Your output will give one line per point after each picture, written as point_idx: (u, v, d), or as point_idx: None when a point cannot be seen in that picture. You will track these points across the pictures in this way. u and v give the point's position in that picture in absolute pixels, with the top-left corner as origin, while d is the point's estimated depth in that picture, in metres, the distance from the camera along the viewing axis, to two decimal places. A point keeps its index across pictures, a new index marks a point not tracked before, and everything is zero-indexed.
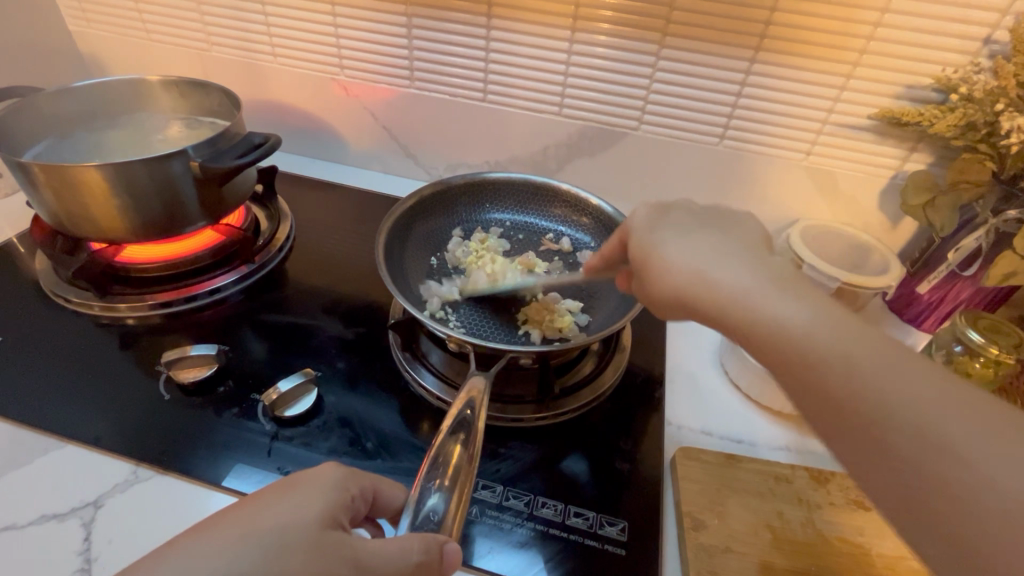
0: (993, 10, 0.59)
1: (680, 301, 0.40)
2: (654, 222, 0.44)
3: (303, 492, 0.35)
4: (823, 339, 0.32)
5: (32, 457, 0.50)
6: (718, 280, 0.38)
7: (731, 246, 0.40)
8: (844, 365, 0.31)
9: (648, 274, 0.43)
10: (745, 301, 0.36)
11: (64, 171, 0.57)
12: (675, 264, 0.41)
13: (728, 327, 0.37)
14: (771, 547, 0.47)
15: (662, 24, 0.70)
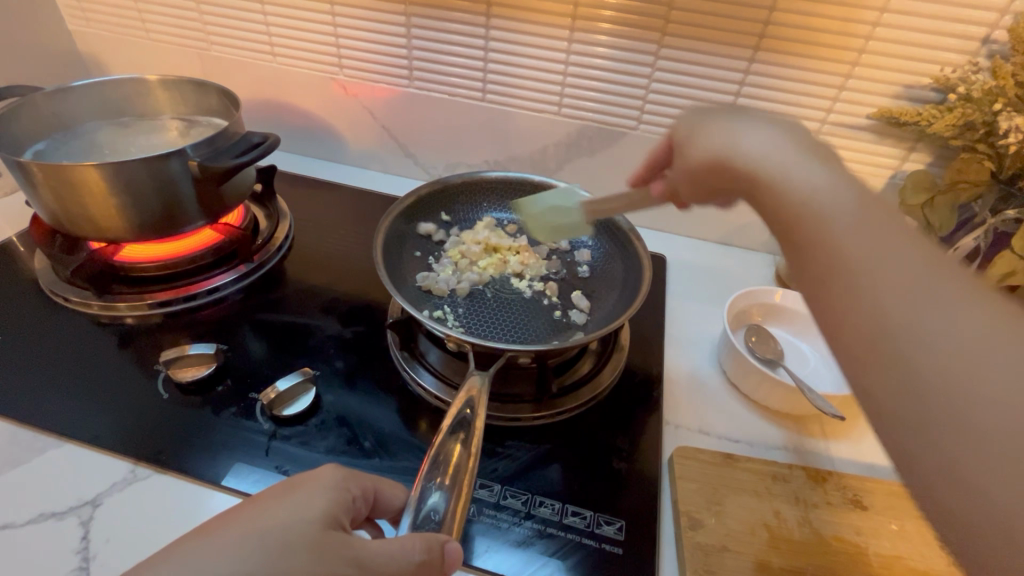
0: (992, 10, 0.59)
1: (712, 172, 0.43)
2: (698, 116, 0.45)
3: (304, 492, 0.35)
4: (845, 221, 0.32)
5: (30, 456, 0.50)
6: (795, 172, 0.36)
7: (767, 125, 0.40)
8: (850, 269, 0.31)
9: (687, 159, 0.45)
10: (805, 191, 0.35)
11: (63, 171, 0.57)
12: (708, 143, 0.42)
13: (782, 229, 0.36)
14: (768, 545, 0.47)
15: (661, 23, 0.70)
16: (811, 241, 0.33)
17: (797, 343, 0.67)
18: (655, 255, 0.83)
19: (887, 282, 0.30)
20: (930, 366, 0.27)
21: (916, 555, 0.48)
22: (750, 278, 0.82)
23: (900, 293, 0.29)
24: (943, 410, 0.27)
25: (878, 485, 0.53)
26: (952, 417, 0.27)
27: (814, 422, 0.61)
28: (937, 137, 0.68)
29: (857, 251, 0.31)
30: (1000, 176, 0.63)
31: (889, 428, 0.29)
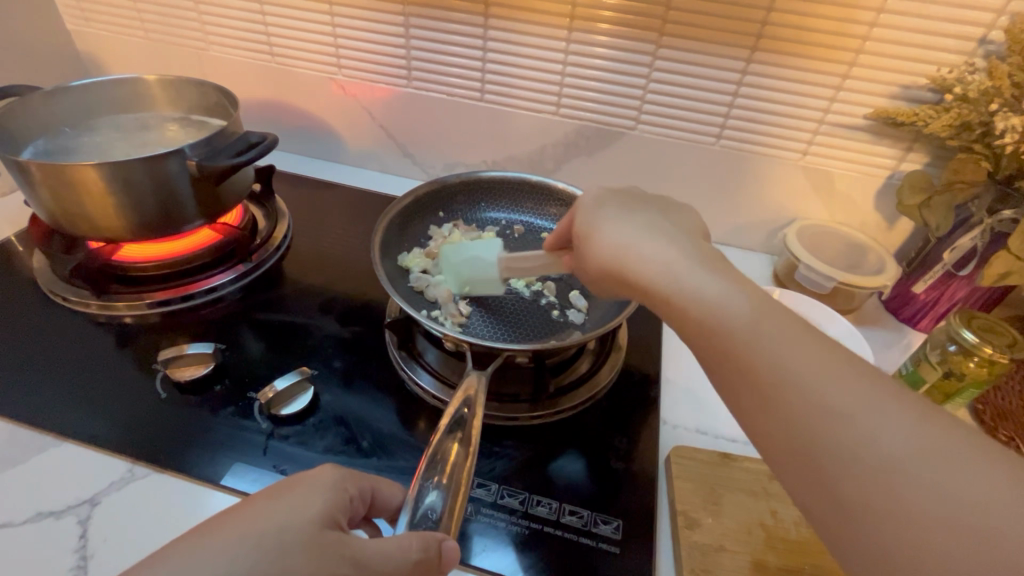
0: (988, 10, 0.60)
1: (609, 274, 0.46)
2: (598, 207, 0.48)
3: (302, 491, 0.35)
4: (766, 335, 0.35)
5: (28, 455, 0.51)
6: (683, 283, 0.39)
7: (659, 226, 0.44)
8: (798, 399, 0.33)
9: (588, 249, 0.47)
10: (703, 302, 0.38)
11: (61, 170, 0.57)
12: (606, 241, 0.45)
13: (703, 336, 0.37)
14: (764, 545, 0.47)
15: (659, 23, 0.70)
16: (742, 358, 0.35)
17: None
18: None
19: (826, 398, 0.32)
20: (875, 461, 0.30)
21: None
22: None
23: (839, 406, 0.31)
24: (871, 483, 0.30)
25: None
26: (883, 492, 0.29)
27: None
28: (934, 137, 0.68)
29: (789, 368, 0.33)
30: (997, 177, 0.62)
31: (839, 541, 0.31)
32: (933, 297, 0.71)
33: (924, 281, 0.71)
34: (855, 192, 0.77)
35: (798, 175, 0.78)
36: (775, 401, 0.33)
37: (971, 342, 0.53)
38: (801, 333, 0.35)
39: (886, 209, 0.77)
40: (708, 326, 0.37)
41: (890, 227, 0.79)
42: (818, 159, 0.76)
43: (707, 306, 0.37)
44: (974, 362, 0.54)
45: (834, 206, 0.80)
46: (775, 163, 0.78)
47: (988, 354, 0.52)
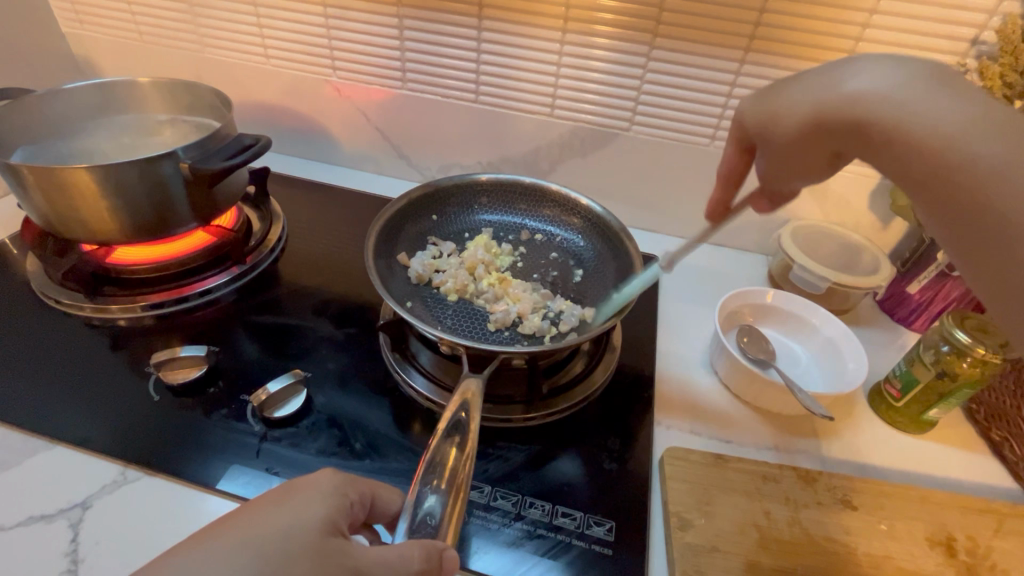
0: (980, 11, 0.60)
1: (770, 132, 0.42)
2: (769, 96, 0.43)
3: (304, 495, 0.35)
4: (985, 149, 0.32)
5: (21, 459, 0.50)
6: (895, 93, 0.36)
7: (893, 66, 0.37)
8: (985, 186, 0.32)
9: (772, 136, 0.42)
10: (899, 103, 0.35)
11: (53, 173, 0.57)
12: (804, 101, 0.40)
13: (924, 168, 0.35)
14: (758, 546, 0.47)
15: (653, 25, 0.70)
16: (929, 158, 0.34)
17: (788, 343, 0.67)
18: (648, 256, 0.84)
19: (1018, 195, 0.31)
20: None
21: (905, 555, 0.48)
22: (742, 278, 0.82)
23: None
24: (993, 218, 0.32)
25: (867, 484, 0.53)
26: (1006, 220, 0.31)
27: (805, 422, 0.61)
28: None
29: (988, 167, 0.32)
30: None
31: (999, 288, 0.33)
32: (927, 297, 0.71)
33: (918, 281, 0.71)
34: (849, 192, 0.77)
35: None
36: (997, 216, 0.32)
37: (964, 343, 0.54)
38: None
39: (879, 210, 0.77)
40: (896, 129, 0.36)
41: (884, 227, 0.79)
42: None
43: (928, 125, 0.34)
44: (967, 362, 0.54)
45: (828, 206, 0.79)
46: None
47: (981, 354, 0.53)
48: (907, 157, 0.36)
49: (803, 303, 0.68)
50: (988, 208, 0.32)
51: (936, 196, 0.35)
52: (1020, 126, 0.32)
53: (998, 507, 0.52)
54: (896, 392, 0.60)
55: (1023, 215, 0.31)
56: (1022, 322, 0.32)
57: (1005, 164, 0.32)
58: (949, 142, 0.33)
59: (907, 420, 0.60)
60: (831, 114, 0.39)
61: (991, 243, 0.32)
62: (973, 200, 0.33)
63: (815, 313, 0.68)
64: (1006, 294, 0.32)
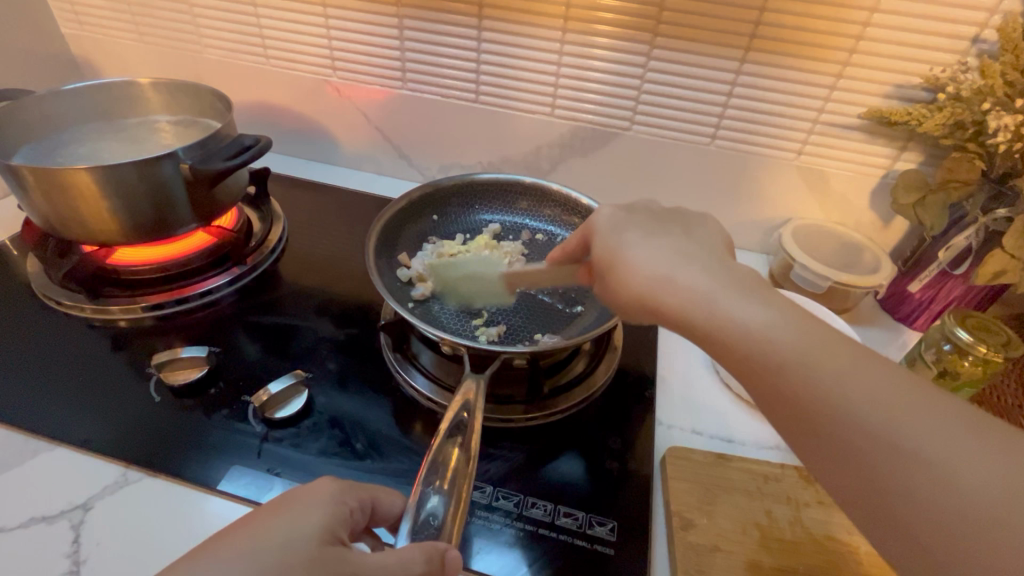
0: (981, 9, 0.60)
1: (637, 306, 0.42)
2: (618, 227, 0.46)
3: (302, 503, 0.36)
4: (833, 372, 0.33)
5: (22, 460, 0.50)
6: (669, 292, 0.40)
7: (696, 253, 0.42)
8: (794, 373, 0.34)
9: (614, 282, 0.44)
10: (711, 301, 0.38)
11: (54, 174, 0.57)
12: (634, 270, 0.42)
13: (746, 371, 0.36)
14: (759, 545, 0.47)
15: (653, 25, 0.70)
16: (756, 367, 0.35)
17: None
18: None
19: (855, 407, 0.32)
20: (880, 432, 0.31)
21: None
22: None
23: (875, 411, 0.31)
24: (833, 435, 0.32)
25: None
26: (849, 430, 0.32)
27: None
28: (928, 136, 0.68)
29: (820, 378, 0.33)
30: (991, 175, 0.63)
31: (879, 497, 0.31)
32: (928, 296, 0.72)
33: (919, 280, 0.72)
34: (850, 191, 0.77)
35: (793, 174, 0.78)
36: (836, 433, 0.32)
37: (965, 342, 0.56)
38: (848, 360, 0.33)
39: (880, 209, 0.77)
40: (706, 307, 0.38)
41: (885, 226, 0.79)
42: (813, 158, 0.76)
43: (737, 332, 0.36)
44: (968, 361, 0.57)
45: (829, 206, 0.80)
46: (770, 162, 0.78)
47: (982, 353, 0.55)
48: (727, 356, 0.37)
49: (803, 302, 0.68)
50: (832, 417, 0.32)
51: (792, 423, 0.34)
52: (827, 346, 0.34)
53: None
54: None
55: (845, 399, 0.32)
56: (828, 475, 0.33)
57: (801, 352, 0.34)
58: (782, 347, 0.35)
59: None
60: (655, 303, 0.41)
61: (808, 417, 0.33)
62: (781, 382, 0.34)
63: (817, 312, 0.67)
64: (817, 452, 0.33)
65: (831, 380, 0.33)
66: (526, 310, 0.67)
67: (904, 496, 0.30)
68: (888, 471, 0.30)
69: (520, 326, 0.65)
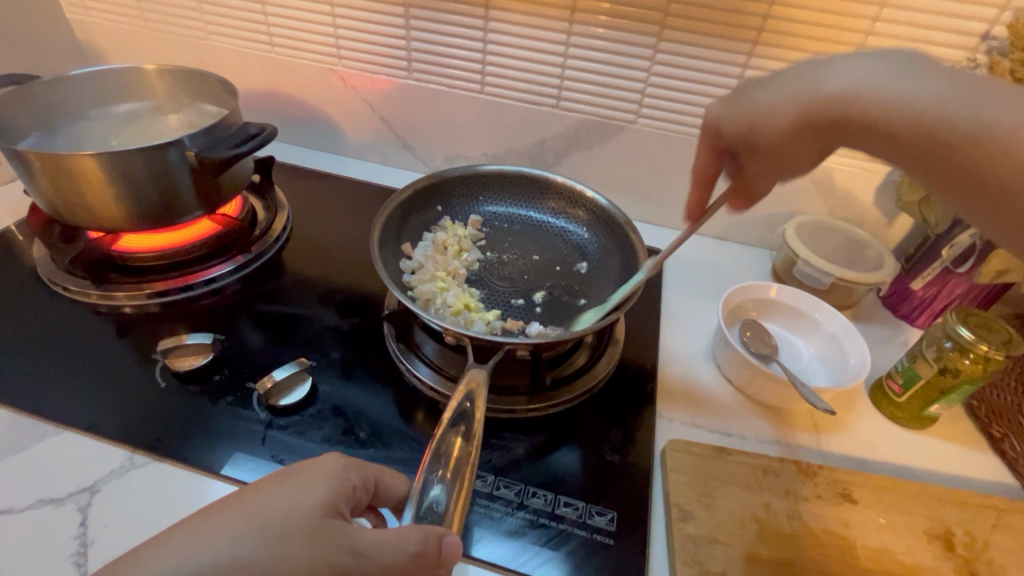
0: (991, 6, 0.59)
1: (816, 123, 0.42)
2: (733, 98, 0.46)
3: (307, 474, 0.36)
4: (962, 103, 0.36)
5: (29, 443, 0.51)
6: (801, 91, 0.42)
7: (825, 61, 0.42)
8: (954, 128, 0.36)
9: (754, 120, 0.44)
10: (872, 86, 0.39)
11: (61, 160, 0.57)
12: (776, 98, 0.43)
13: (936, 149, 0.37)
14: (757, 537, 0.48)
15: (660, 17, 0.70)
16: (902, 123, 0.38)
17: (790, 337, 0.68)
18: (652, 250, 0.83)
19: (996, 129, 0.35)
20: (1013, 169, 0.35)
21: (904, 548, 0.49)
22: (747, 272, 0.82)
23: (1012, 133, 0.34)
24: (991, 152, 0.35)
25: (867, 478, 0.53)
26: (1007, 155, 0.35)
27: (806, 417, 0.61)
28: None
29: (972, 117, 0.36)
30: None
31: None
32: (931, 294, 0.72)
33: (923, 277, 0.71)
34: (855, 188, 0.77)
35: None
36: (991, 160, 0.35)
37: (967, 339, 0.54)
38: (996, 93, 0.36)
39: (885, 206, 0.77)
40: (860, 117, 0.40)
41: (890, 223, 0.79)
42: None
43: (904, 115, 0.38)
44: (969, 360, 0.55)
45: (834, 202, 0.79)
46: None
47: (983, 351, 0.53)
48: (899, 137, 0.38)
49: (807, 297, 0.68)
50: (982, 142, 0.35)
51: (956, 174, 0.37)
52: (956, 77, 0.38)
53: (995, 502, 0.53)
54: (898, 388, 0.61)
55: (990, 122, 0.35)
56: (988, 209, 0.37)
57: (936, 100, 0.37)
58: (914, 115, 0.37)
59: (908, 415, 0.61)
60: (816, 105, 0.41)
61: (961, 169, 0.37)
62: (950, 150, 0.37)
63: (820, 308, 0.68)
64: (979, 200, 0.37)
65: (973, 125, 0.36)
66: (528, 303, 0.67)
67: None
68: None
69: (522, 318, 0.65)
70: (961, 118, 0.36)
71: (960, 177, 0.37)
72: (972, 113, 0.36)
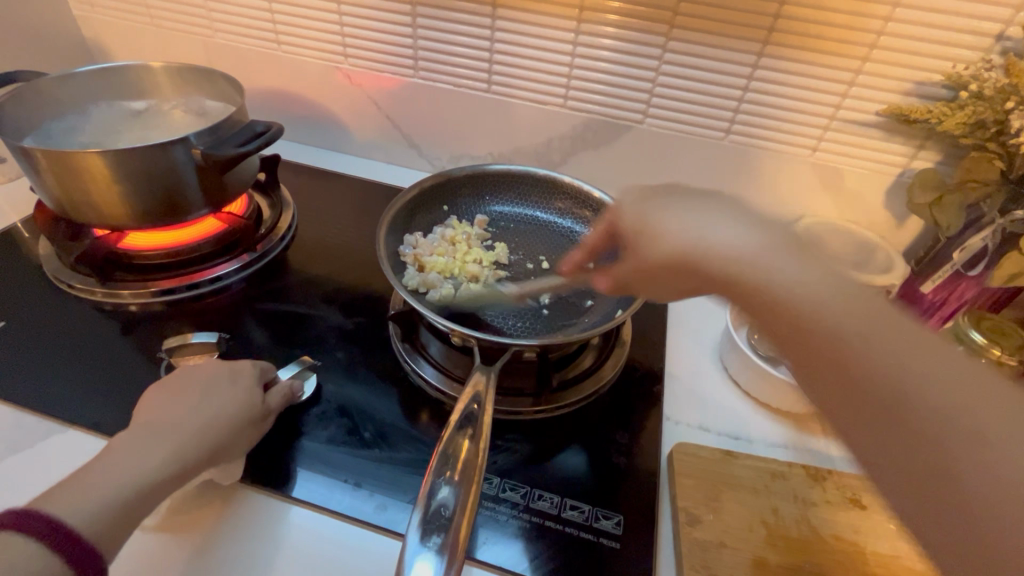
0: (1006, 6, 0.58)
1: (686, 267, 0.44)
2: (642, 203, 0.47)
3: (219, 387, 0.51)
4: (841, 312, 0.36)
5: (35, 440, 0.51)
6: (708, 241, 0.42)
7: (715, 204, 0.44)
8: (826, 326, 0.36)
9: (641, 254, 0.46)
10: (738, 257, 0.41)
11: (66, 157, 0.57)
12: (672, 236, 0.44)
13: (790, 322, 0.38)
14: (765, 543, 0.47)
15: (669, 16, 0.69)
16: (800, 326, 0.38)
17: None
18: None
19: (872, 351, 0.35)
20: (924, 407, 0.33)
21: (913, 555, 0.48)
22: None
23: (919, 374, 0.33)
24: (892, 391, 0.34)
25: None
26: (900, 394, 0.33)
27: (814, 420, 0.61)
28: (946, 134, 0.67)
29: (838, 323, 0.36)
30: (1010, 175, 0.62)
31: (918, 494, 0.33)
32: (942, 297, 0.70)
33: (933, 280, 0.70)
34: (864, 189, 0.76)
35: (809, 171, 0.77)
36: (872, 410, 0.34)
37: (978, 343, 0.56)
38: (886, 324, 0.35)
39: (895, 208, 0.77)
40: (757, 281, 0.40)
41: (899, 226, 0.78)
42: (828, 155, 0.75)
43: (782, 282, 0.39)
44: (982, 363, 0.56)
45: (844, 203, 0.79)
46: (784, 158, 0.77)
47: (996, 356, 0.55)
48: (777, 310, 0.39)
49: None
50: (848, 366, 0.35)
51: (838, 375, 0.36)
52: (825, 270, 0.39)
53: None
54: None
55: (899, 368, 0.34)
56: (847, 424, 0.36)
57: (799, 285, 0.38)
58: (797, 301, 0.38)
59: None
60: (699, 259, 0.43)
61: (843, 376, 0.36)
62: (849, 362, 0.35)
63: None
64: (824, 367, 0.37)
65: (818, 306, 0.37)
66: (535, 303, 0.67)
67: (942, 455, 0.32)
68: (907, 379, 0.33)
69: (528, 318, 0.65)
70: (876, 371, 0.34)
71: (841, 393, 0.36)
72: (892, 377, 0.34)
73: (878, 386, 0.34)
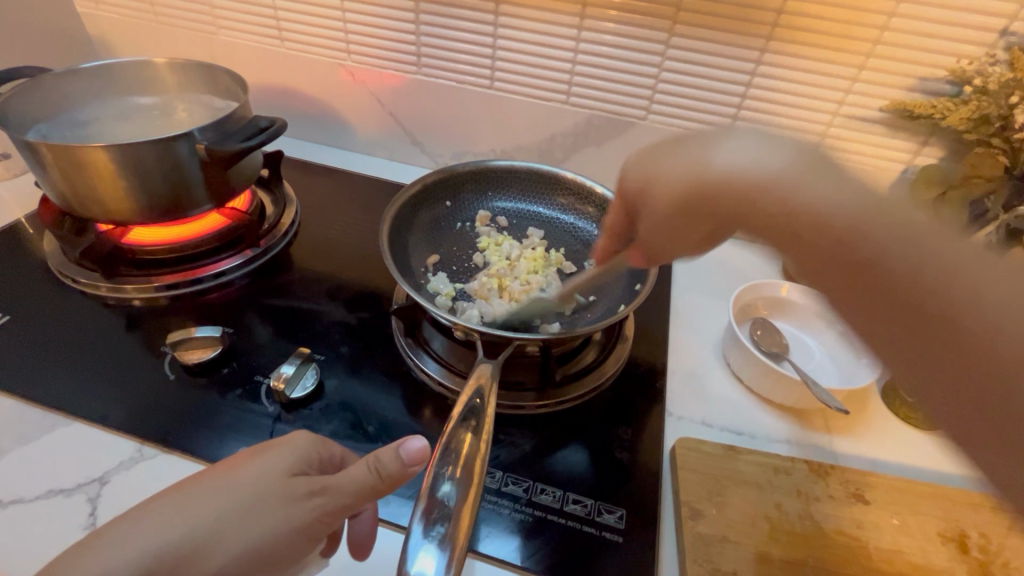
0: (1009, 2, 0.58)
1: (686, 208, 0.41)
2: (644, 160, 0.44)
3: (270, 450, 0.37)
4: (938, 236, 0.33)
5: (40, 433, 0.51)
6: (718, 169, 0.39)
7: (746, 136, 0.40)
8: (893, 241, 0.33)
9: (651, 201, 0.43)
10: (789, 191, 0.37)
11: (72, 152, 0.57)
12: (671, 167, 0.41)
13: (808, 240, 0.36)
14: (768, 537, 0.47)
15: (672, 12, 0.69)
16: (882, 283, 0.34)
17: (801, 336, 0.67)
18: (662, 247, 0.83)
19: (972, 321, 0.31)
20: (975, 339, 0.31)
21: (916, 550, 0.48)
22: (758, 271, 0.81)
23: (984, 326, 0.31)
24: (949, 351, 0.32)
25: (880, 479, 0.53)
26: (960, 332, 0.32)
27: (817, 416, 0.61)
28: (949, 129, 0.67)
29: (927, 256, 0.33)
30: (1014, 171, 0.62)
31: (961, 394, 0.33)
32: None
33: None
34: None
35: None
36: (953, 372, 0.32)
37: None
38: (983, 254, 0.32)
39: None
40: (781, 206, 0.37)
41: None
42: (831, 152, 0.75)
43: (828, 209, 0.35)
44: None
45: None
46: None
47: None
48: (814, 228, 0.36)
49: (818, 296, 0.68)
50: (936, 329, 0.32)
51: (900, 329, 0.34)
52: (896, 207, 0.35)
53: None
54: None
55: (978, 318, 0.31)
56: (914, 368, 0.34)
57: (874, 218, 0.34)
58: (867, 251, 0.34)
59: (922, 416, 0.60)
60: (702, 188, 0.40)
61: (915, 337, 0.33)
62: (871, 252, 0.34)
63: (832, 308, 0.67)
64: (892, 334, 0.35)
65: (902, 264, 0.33)
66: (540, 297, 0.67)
67: (1003, 392, 0.31)
68: (967, 328, 0.31)
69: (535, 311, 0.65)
70: (953, 314, 0.32)
71: (892, 323, 0.34)
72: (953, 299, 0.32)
73: (925, 305, 0.33)
